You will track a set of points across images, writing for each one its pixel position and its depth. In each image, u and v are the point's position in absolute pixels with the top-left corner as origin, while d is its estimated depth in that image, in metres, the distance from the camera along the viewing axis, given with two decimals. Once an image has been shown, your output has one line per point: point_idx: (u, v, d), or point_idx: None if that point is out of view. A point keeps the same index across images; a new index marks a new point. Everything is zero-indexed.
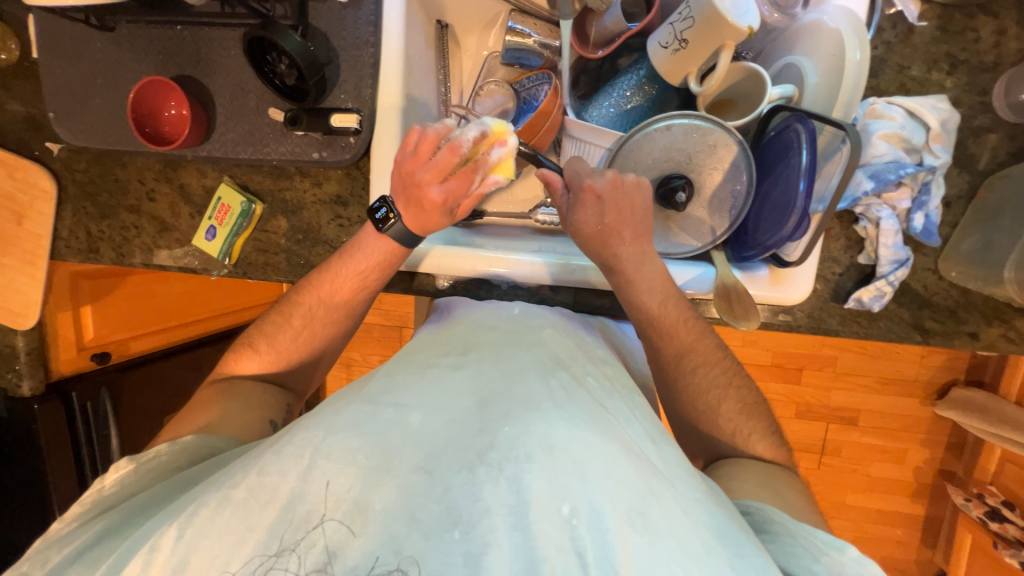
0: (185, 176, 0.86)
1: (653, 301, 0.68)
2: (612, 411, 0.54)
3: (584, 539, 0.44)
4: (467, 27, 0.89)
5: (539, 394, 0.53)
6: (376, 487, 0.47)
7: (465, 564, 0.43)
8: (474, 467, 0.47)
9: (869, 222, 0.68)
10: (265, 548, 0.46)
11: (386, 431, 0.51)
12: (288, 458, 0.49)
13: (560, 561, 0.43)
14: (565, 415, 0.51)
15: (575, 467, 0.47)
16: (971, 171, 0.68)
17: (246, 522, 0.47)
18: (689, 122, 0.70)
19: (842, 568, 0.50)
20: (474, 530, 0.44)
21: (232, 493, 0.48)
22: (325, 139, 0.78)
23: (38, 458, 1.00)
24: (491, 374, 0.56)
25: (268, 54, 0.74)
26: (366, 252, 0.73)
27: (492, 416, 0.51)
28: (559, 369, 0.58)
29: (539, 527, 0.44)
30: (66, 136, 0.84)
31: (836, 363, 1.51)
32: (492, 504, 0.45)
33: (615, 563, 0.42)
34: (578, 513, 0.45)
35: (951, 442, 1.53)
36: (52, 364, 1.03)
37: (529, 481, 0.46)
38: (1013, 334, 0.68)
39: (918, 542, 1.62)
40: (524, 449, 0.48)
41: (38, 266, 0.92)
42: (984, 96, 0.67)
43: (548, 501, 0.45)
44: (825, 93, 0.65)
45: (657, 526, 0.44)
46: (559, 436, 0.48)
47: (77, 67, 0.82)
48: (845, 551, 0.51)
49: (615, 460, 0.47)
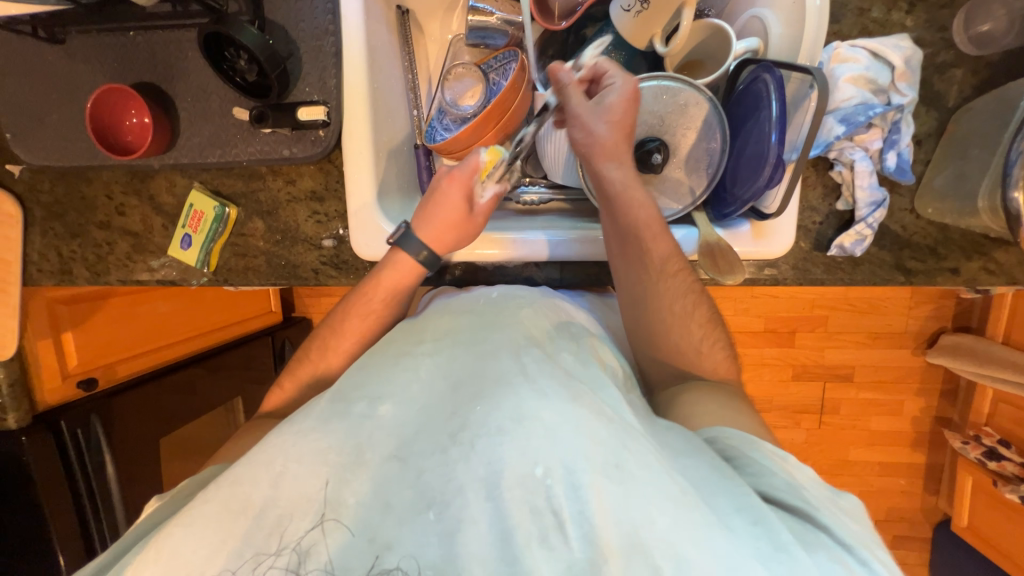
0: (155, 187, 0.83)
1: (637, 212, 0.66)
2: (587, 379, 0.55)
3: (559, 499, 0.45)
4: (428, 11, 0.88)
5: (510, 370, 0.53)
6: (348, 484, 0.48)
7: (441, 542, 0.45)
8: (446, 449, 0.48)
9: (844, 166, 0.68)
10: (237, 559, 0.45)
11: (358, 426, 0.52)
12: (262, 465, 0.50)
13: (536, 524, 0.44)
14: (537, 386, 0.51)
15: (548, 433, 0.47)
16: (938, 108, 0.69)
17: (219, 534, 0.46)
18: (658, 84, 0.70)
19: (792, 474, 0.53)
20: (448, 509, 0.46)
21: (203, 510, 0.48)
22: (294, 135, 0.77)
23: (31, 491, 0.96)
24: (465, 359, 0.57)
25: (226, 50, 0.72)
26: (389, 276, 0.71)
27: (465, 399, 0.52)
28: (532, 346, 0.58)
29: (513, 494, 0.45)
30: (27, 156, 0.81)
31: (828, 322, 1.53)
32: (465, 480, 0.47)
33: (589, 517, 0.44)
34: (551, 473, 0.46)
35: (946, 388, 1.56)
36: (38, 394, 1.00)
37: (502, 454, 0.47)
38: (993, 266, 0.70)
39: (922, 490, 1.65)
40: (494, 423, 0.49)
41: (10, 293, 0.90)
42: (944, 33, 0.68)
43: (521, 467, 0.46)
44: (789, 44, 0.65)
45: (632, 475, 0.45)
46: (530, 406, 0.49)
47: (30, 84, 0.79)
48: (788, 458, 0.55)
49: (587, 421, 0.48)
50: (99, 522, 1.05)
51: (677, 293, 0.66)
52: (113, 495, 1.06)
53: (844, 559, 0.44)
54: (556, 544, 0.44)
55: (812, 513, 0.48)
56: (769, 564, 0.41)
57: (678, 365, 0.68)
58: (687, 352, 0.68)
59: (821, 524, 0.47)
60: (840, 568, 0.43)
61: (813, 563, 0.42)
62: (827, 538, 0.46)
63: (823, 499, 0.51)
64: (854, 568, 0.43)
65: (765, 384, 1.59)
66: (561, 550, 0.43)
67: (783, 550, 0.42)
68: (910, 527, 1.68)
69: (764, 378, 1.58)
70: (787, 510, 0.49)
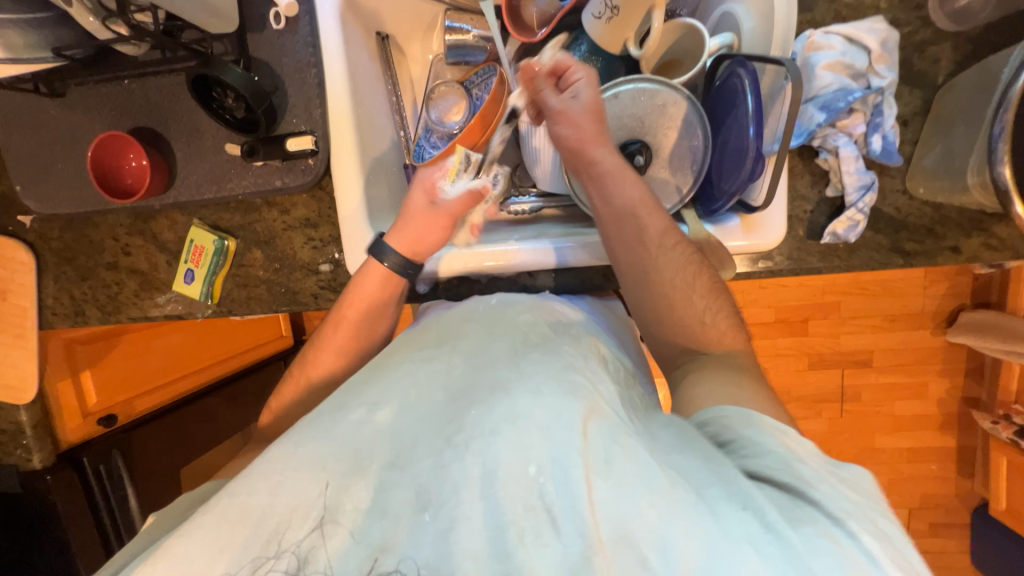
0: (157, 226, 0.86)
1: (631, 191, 0.66)
2: (583, 373, 0.55)
3: (551, 495, 0.45)
4: (408, 34, 0.90)
5: (505, 376, 0.54)
6: (349, 488, 0.49)
7: (435, 541, 0.45)
8: (441, 451, 0.49)
9: (828, 153, 0.68)
10: (238, 567, 0.46)
11: (355, 432, 0.52)
12: (261, 475, 0.51)
13: (529, 520, 0.45)
14: (531, 387, 0.52)
15: (542, 431, 0.48)
16: (922, 87, 0.68)
17: (219, 543, 0.47)
18: (635, 86, 0.70)
19: (789, 450, 0.50)
20: (442, 508, 0.46)
21: (205, 518, 0.49)
22: (285, 165, 0.79)
23: (60, 529, 0.99)
24: (461, 367, 0.58)
25: (214, 90, 0.75)
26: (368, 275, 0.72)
27: (462, 405, 0.53)
28: (528, 352, 0.58)
29: (506, 493, 0.46)
30: (36, 205, 0.85)
31: (840, 307, 1.50)
32: (459, 479, 0.47)
33: (581, 512, 0.44)
34: (544, 471, 0.46)
35: (970, 367, 1.52)
36: (60, 434, 1.03)
37: (496, 453, 0.47)
38: (995, 241, 0.68)
39: (955, 475, 1.59)
40: (489, 424, 0.49)
41: (29, 337, 0.93)
42: (921, 11, 0.67)
43: (514, 465, 0.46)
44: (761, 37, 0.65)
45: (622, 469, 0.45)
46: (524, 407, 0.50)
47: (36, 138, 0.83)
48: (789, 432, 0.52)
49: (580, 418, 0.48)
50: None
51: (676, 265, 0.65)
52: (137, 528, 1.08)
53: (833, 533, 0.42)
54: (549, 538, 0.44)
55: (803, 489, 0.46)
56: (758, 547, 0.41)
57: (677, 365, 0.68)
58: (684, 351, 0.68)
59: (810, 499, 0.45)
60: (828, 542, 0.42)
61: (800, 542, 0.42)
62: (817, 514, 0.44)
63: (823, 472, 0.48)
64: (845, 544, 0.42)
65: (780, 376, 1.56)
66: (555, 544, 0.43)
67: (772, 531, 0.42)
68: (946, 514, 1.62)
69: (779, 369, 1.55)
70: (776, 487, 0.47)
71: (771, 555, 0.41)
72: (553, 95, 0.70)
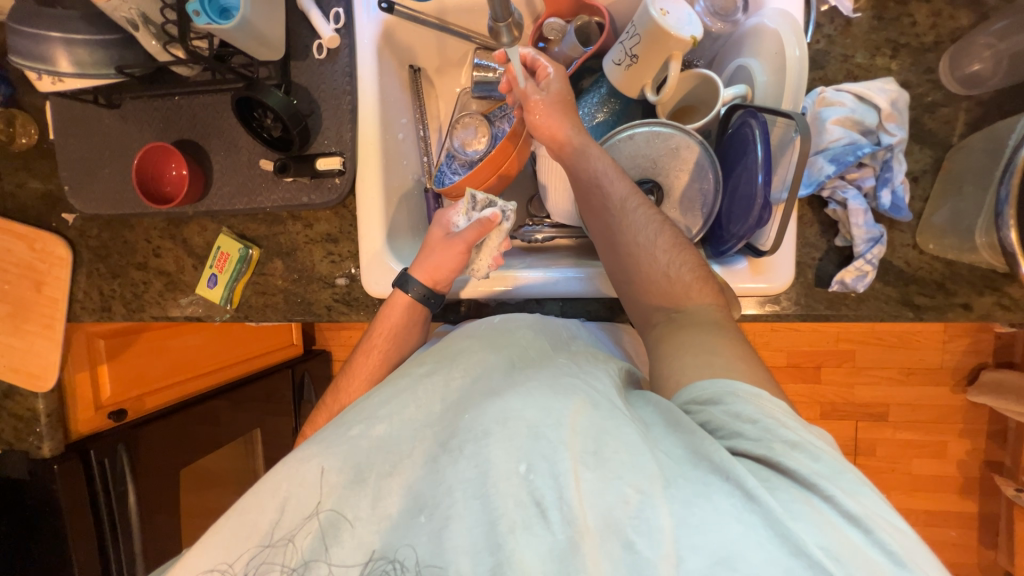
0: (187, 231, 0.91)
1: (594, 165, 0.69)
2: (580, 377, 0.54)
3: (540, 488, 0.44)
4: (440, 69, 0.96)
5: (499, 384, 0.55)
6: (349, 499, 0.49)
7: (430, 541, 0.45)
8: (438, 457, 0.49)
9: (838, 205, 0.69)
10: None
11: (354, 445, 0.52)
12: (267, 493, 0.52)
13: (519, 514, 0.44)
14: (523, 391, 0.52)
15: (531, 431, 0.47)
16: (932, 145, 0.70)
17: (226, 558, 0.49)
18: (650, 130, 0.73)
19: (765, 410, 0.47)
20: (437, 510, 0.46)
21: (216, 535, 0.51)
22: (313, 183, 0.83)
23: (58, 519, 1.00)
24: (460, 384, 0.58)
25: (256, 111, 0.81)
26: (391, 311, 0.76)
27: (456, 411, 0.54)
28: (519, 369, 0.59)
29: (497, 489, 0.45)
30: (80, 205, 0.91)
31: (855, 356, 1.47)
32: (453, 482, 0.47)
33: (569, 505, 0.43)
34: (535, 468, 0.45)
35: (993, 430, 1.45)
36: (71, 424, 1.06)
37: (489, 453, 0.47)
38: (1007, 301, 0.67)
39: (977, 544, 1.50)
40: (481, 427, 0.49)
41: (55, 329, 0.98)
42: (930, 75, 0.70)
43: (506, 464, 0.46)
44: (773, 90, 0.68)
45: (609, 459, 0.44)
46: (515, 408, 0.49)
47: (89, 144, 0.90)
48: (761, 394, 0.49)
49: (569, 413, 0.48)
50: (118, 551, 1.08)
51: (639, 223, 0.66)
52: (133, 524, 1.08)
53: (808, 497, 0.42)
54: (540, 530, 0.43)
55: (777, 459, 0.44)
56: (745, 520, 0.40)
57: None
58: (659, 280, 0.63)
59: (782, 468, 0.43)
60: (805, 507, 0.41)
61: (782, 510, 0.40)
62: (793, 483, 0.43)
63: (797, 430, 0.46)
64: (822, 510, 0.41)
65: None
66: (545, 536, 0.43)
67: (752, 499, 0.41)
68: None
69: None
70: (753, 460, 0.45)
71: (754, 529, 0.40)
72: (534, 85, 0.75)
